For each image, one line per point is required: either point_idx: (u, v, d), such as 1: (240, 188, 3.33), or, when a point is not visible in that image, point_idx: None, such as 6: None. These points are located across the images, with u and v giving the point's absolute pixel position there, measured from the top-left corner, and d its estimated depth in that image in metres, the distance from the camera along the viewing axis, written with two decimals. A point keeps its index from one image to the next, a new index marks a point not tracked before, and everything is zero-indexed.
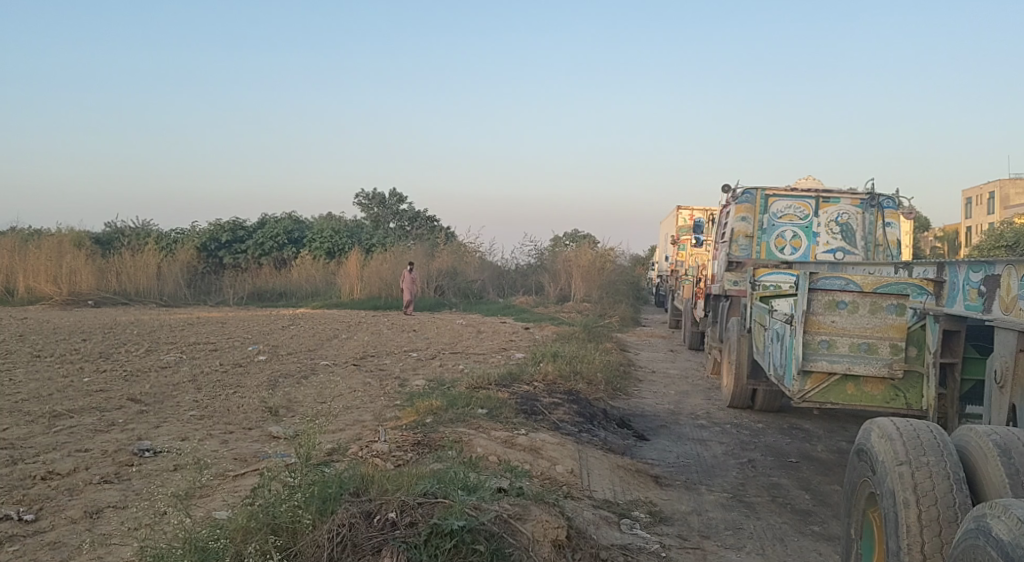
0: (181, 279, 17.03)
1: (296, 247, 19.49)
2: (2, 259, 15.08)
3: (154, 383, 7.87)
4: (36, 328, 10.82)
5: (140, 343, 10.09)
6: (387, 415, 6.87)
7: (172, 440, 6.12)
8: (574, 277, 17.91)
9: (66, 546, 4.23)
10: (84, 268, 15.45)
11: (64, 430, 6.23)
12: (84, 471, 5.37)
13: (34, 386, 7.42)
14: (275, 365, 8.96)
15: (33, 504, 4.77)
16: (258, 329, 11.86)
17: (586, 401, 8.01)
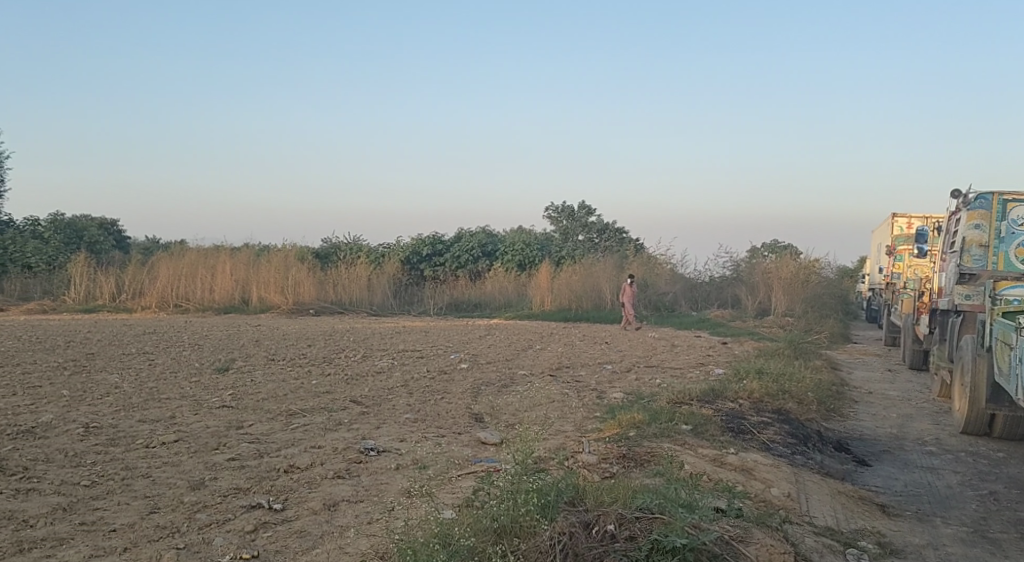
0: (388, 291, 18.14)
1: (490, 259, 20.16)
2: (240, 272, 16.86)
3: (372, 386, 8.39)
4: (268, 334, 11.97)
5: (356, 349, 10.84)
6: (590, 425, 6.89)
7: (392, 441, 6.45)
8: (776, 290, 17.13)
9: (310, 535, 4.57)
10: (307, 280, 16.92)
11: (300, 427, 6.80)
12: (319, 466, 5.83)
13: (271, 386, 8.18)
14: (478, 373, 9.27)
15: (280, 494, 5.23)
16: (459, 338, 12.37)
17: (797, 422, 7.61)
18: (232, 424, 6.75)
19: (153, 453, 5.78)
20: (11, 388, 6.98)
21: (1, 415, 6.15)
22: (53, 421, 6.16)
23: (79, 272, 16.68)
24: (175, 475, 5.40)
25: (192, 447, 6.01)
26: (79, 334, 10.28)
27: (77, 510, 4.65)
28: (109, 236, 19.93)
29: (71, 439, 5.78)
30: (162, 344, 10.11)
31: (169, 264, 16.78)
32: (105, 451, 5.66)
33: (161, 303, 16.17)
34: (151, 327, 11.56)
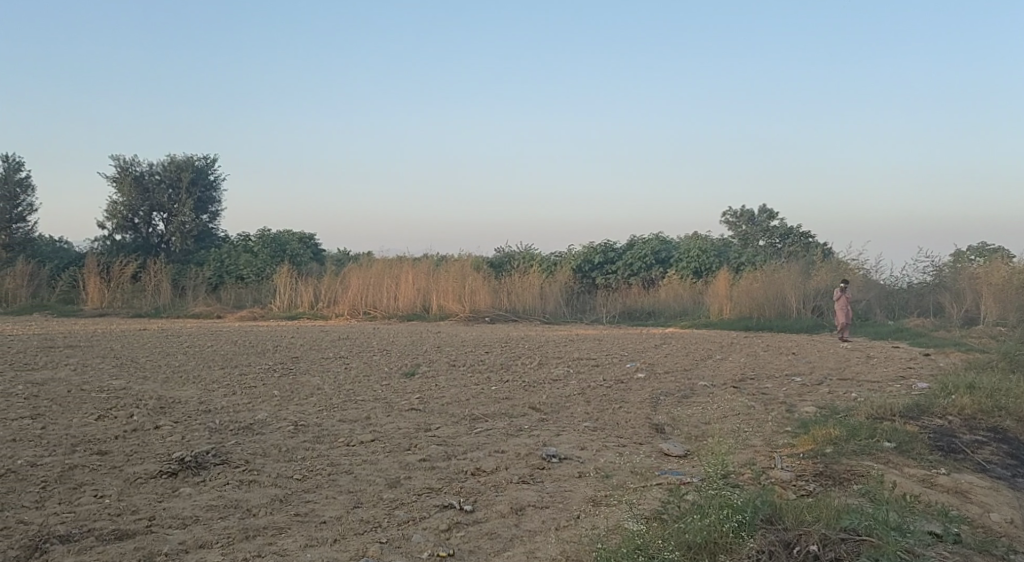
0: (561, 299, 18.31)
1: (664, 267, 19.85)
2: (421, 281, 17.68)
3: (551, 394, 8.45)
4: (449, 340, 12.45)
5: (532, 356, 11.03)
6: (781, 440, 6.59)
7: (573, 449, 6.10)
8: (985, 297, 15.62)
9: (501, 537, 4.31)
10: (482, 289, 17.46)
11: (483, 431, 6.62)
12: (504, 470, 5.48)
13: (454, 390, 8.45)
14: (656, 383, 9.11)
15: (469, 496, 4.92)
16: (634, 347, 12.25)
17: (1018, 442, 6.88)
18: (421, 426, 6.73)
19: (354, 450, 5.87)
20: (231, 388, 7.68)
21: (224, 412, 6.74)
22: (267, 418, 6.64)
23: (283, 283, 18.24)
24: (375, 473, 5.35)
25: (387, 447, 5.98)
26: (283, 339, 11.20)
27: (291, 501, 4.77)
28: (307, 248, 21.59)
29: (283, 436, 6.16)
30: (355, 349, 10.80)
31: (359, 275, 17.93)
32: (312, 448, 5.88)
33: (352, 311, 17.22)
34: (345, 334, 12.40)
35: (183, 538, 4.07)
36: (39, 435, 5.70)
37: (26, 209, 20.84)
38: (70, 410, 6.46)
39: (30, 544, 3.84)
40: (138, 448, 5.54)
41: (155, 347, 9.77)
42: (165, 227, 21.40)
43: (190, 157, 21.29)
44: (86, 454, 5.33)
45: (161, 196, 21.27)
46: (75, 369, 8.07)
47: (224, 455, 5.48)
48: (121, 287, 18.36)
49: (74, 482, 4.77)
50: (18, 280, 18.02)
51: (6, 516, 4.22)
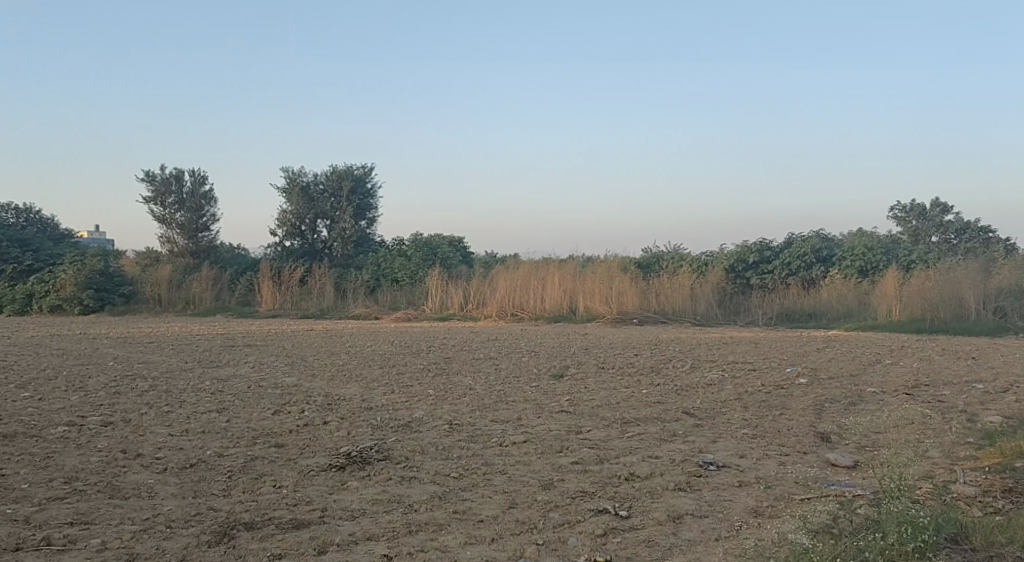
0: (713, 300, 17.83)
1: (824, 265, 18.86)
2: (568, 282, 17.74)
3: (704, 398, 8.21)
4: (598, 343, 12.40)
5: (684, 359, 10.78)
6: (963, 453, 6.08)
7: (731, 457, 5.89)
8: None
9: (659, 545, 4.22)
10: (630, 290, 17.28)
11: (635, 436, 6.50)
12: (659, 476, 5.38)
13: (604, 393, 8.39)
14: (818, 389, 8.65)
15: (624, 501, 4.87)
16: (792, 351, 11.71)
17: None
18: (572, 429, 6.70)
19: (507, 451, 5.94)
20: (389, 386, 8.02)
21: (385, 409, 7.05)
22: (424, 416, 6.87)
23: (435, 285, 18.89)
24: (528, 474, 5.39)
25: (539, 449, 6.01)
26: (436, 340, 11.58)
27: (450, 498, 4.86)
28: (457, 251, 22.21)
29: (439, 434, 6.34)
30: (505, 351, 10.98)
31: (507, 277, 18.26)
32: (467, 447, 6.00)
33: (500, 312, 17.51)
34: (495, 335, 12.63)
35: (352, 529, 4.26)
36: (224, 428, 6.19)
37: (209, 220, 22.66)
38: (250, 404, 6.98)
39: (219, 529, 4.15)
40: (309, 442, 5.89)
41: (320, 347, 10.36)
42: (328, 234, 22.68)
43: (350, 166, 22.41)
44: (264, 446, 5.73)
45: (324, 205, 22.56)
46: (251, 367, 8.70)
47: (386, 451, 5.71)
48: (289, 289, 19.63)
49: (255, 473, 5.14)
50: (202, 284, 19.65)
51: (199, 502, 4.60)
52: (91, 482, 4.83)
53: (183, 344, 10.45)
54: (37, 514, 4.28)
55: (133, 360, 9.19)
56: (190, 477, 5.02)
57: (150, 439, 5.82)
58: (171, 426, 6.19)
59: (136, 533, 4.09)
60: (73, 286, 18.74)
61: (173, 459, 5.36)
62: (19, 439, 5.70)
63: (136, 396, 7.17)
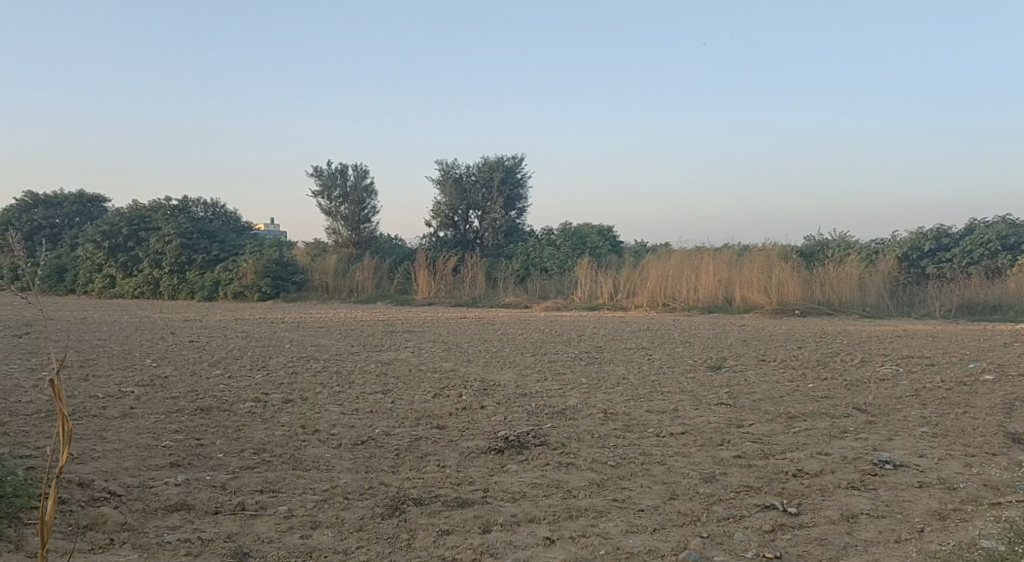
0: (884, 291, 16.80)
1: (1012, 253, 17.29)
2: (723, 272, 17.23)
3: (876, 394, 7.74)
4: (757, 334, 11.97)
5: (851, 353, 10.21)
6: None
7: (909, 457, 5.52)
8: None
9: (833, 544, 4.03)
10: (791, 280, 16.57)
11: (801, 432, 6.22)
12: (830, 474, 5.13)
13: (766, 386, 8.09)
14: (1008, 387, 7.93)
15: (792, 498, 4.68)
16: (976, 345, 10.80)
17: None
18: (733, 422, 6.51)
19: (665, 442, 5.86)
20: (543, 374, 8.13)
21: (540, 396, 7.15)
22: (579, 404, 6.90)
23: (584, 275, 18.91)
24: (688, 466, 5.30)
25: (699, 441, 5.89)
26: (588, 330, 11.59)
27: (608, 486, 4.86)
28: (607, 241, 22.27)
29: (595, 422, 6.35)
30: (659, 341, 10.83)
31: (659, 267, 17.98)
32: (624, 436, 5.97)
33: (652, 302, 17.28)
34: (648, 325, 12.49)
35: (514, 511, 4.35)
36: (390, 408, 6.50)
37: (371, 212, 23.85)
38: (413, 387, 7.29)
39: (391, 503, 4.37)
40: (469, 425, 6.07)
41: (475, 334, 10.65)
42: (479, 224, 23.25)
43: (501, 157, 22.95)
44: (427, 427, 5.96)
45: (476, 195, 23.14)
46: (412, 352, 9.08)
47: (544, 437, 5.79)
48: (444, 278, 20.28)
49: (420, 452, 5.37)
50: (364, 273, 20.68)
51: (370, 477, 4.86)
52: (276, 454, 5.25)
53: (350, 329, 11.05)
54: (232, 481, 4.70)
55: (305, 343, 9.83)
56: (362, 453, 5.32)
57: (325, 416, 6.22)
58: (342, 405, 6.59)
59: (318, 503, 4.40)
60: (253, 274, 20.28)
61: (346, 436, 5.70)
62: (212, 413, 6.26)
63: (310, 377, 7.67)
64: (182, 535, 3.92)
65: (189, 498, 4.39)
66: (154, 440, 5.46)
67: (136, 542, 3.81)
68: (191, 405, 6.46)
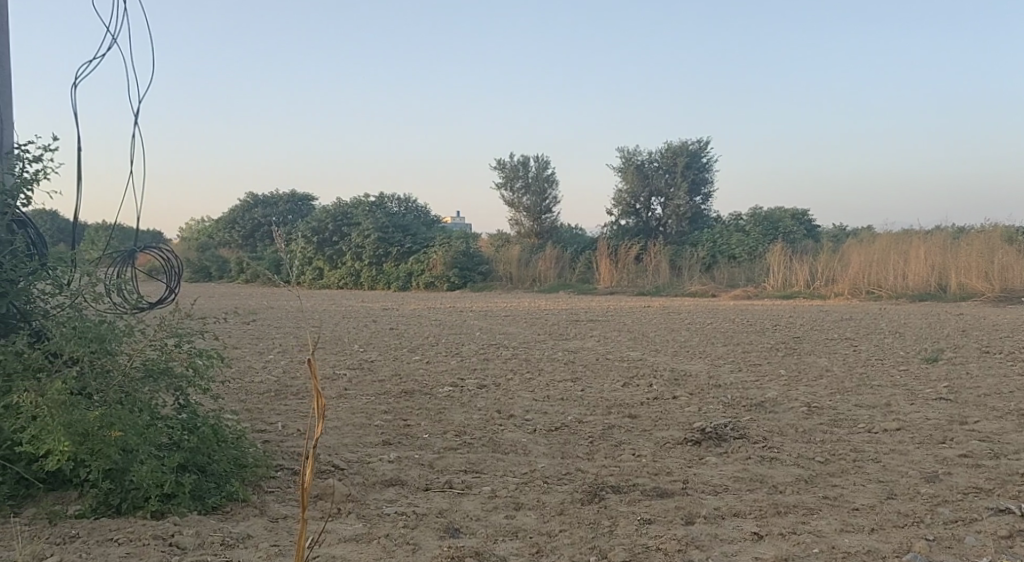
0: None
1: None
2: (935, 256, 15.88)
3: None
4: (976, 324, 10.90)
5: None
6: None
7: None
8: None
9: None
10: (1017, 263, 14.97)
11: None
12: None
13: (992, 380, 7.35)
14: None
15: None
16: None
17: None
18: (955, 419, 5.98)
19: (877, 439, 5.49)
20: (737, 364, 7.88)
21: (735, 387, 6.94)
22: (779, 397, 6.63)
23: (777, 263, 18.08)
24: (906, 464, 4.93)
25: (916, 438, 5.47)
26: (781, 319, 11.07)
27: (817, 483, 4.64)
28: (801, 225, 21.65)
29: (797, 416, 6.07)
30: (863, 331, 10.14)
31: (860, 252, 16.88)
32: (830, 431, 5.66)
33: (854, 290, 16.26)
34: (848, 314, 11.75)
35: (717, 504, 4.26)
36: (581, 396, 6.58)
37: (552, 202, 24.29)
38: (603, 375, 7.32)
39: (591, 490, 4.43)
40: (663, 415, 6.02)
41: (662, 324, 10.51)
42: (662, 211, 22.95)
43: (685, 141, 22.79)
44: (619, 416, 5.97)
45: (659, 181, 22.94)
46: (599, 341, 9.12)
47: (742, 430, 5.62)
48: (627, 267, 20.16)
49: (615, 440, 5.39)
50: (547, 262, 21.02)
51: (568, 463, 4.95)
52: (477, 437, 5.47)
53: (537, 318, 11.28)
54: (438, 460, 4.96)
55: (495, 331, 10.16)
56: (558, 439, 5.43)
57: (520, 401, 6.41)
58: (535, 391, 6.75)
59: (519, 486, 4.55)
60: (443, 265, 21.27)
61: (541, 421, 5.83)
62: (415, 396, 6.64)
63: (501, 363, 7.93)
64: (398, 508, 4.19)
65: (401, 475, 4.69)
66: (367, 419, 5.89)
67: (359, 512, 4.12)
68: (396, 388, 6.88)
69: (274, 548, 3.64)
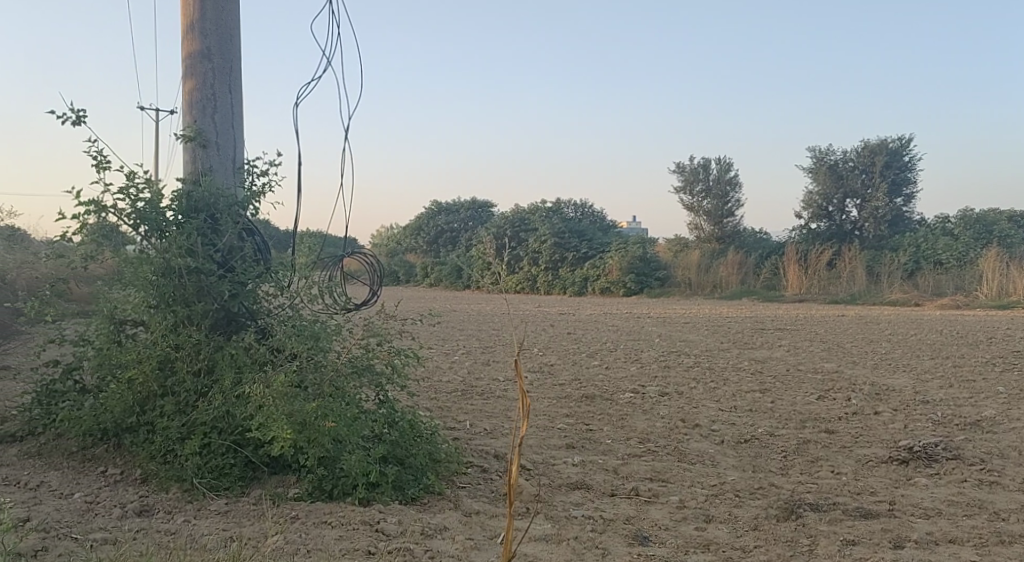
0: None
1: None
2: None
3: None
4: None
5: None
6: None
7: None
8: None
9: None
10: None
11: None
12: None
13: None
14: None
15: None
16: None
17: None
18: None
19: None
20: (946, 380, 7.23)
21: (945, 404, 6.37)
22: (998, 417, 6.00)
23: (991, 268, 16.44)
24: None
25: None
26: (999, 332, 10.00)
27: None
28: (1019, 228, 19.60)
29: (1021, 438, 5.47)
30: None
31: None
32: None
33: None
34: None
35: (930, 528, 3.93)
36: (771, 408, 6.31)
37: (735, 205, 23.59)
38: (794, 388, 6.98)
39: (786, 506, 4.24)
40: (863, 431, 5.64)
41: (857, 334, 9.84)
42: (858, 213, 21.56)
43: (884, 139, 21.38)
44: (815, 430, 5.67)
45: (855, 181, 21.63)
46: (787, 351, 8.70)
47: (955, 450, 5.15)
48: (818, 273, 19.15)
49: (811, 456, 5.12)
50: (729, 268, 20.35)
51: (760, 477, 4.77)
52: (662, 445, 5.40)
53: (719, 325, 10.96)
54: (624, 466, 4.95)
55: (675, 338, 9.98)
56: (747, 452, 5.24)
57: (706, 411, 6.25)
58: (721, 401, 6.55)
59: (709, 498, 4.43)
60: (619, 271, 21.18)
61: (729, 432, 5.66)
62: (597, 401, 6.66)
63: (683, 371, 7.77)
64: (587, 512, 4.23)
65: (587, 479, 4.73)
66: (550, 422, 5.98)
67: (549, 513, 4.19)
68: (578, 392, 6.94)
69: (470, 541, 3.79)
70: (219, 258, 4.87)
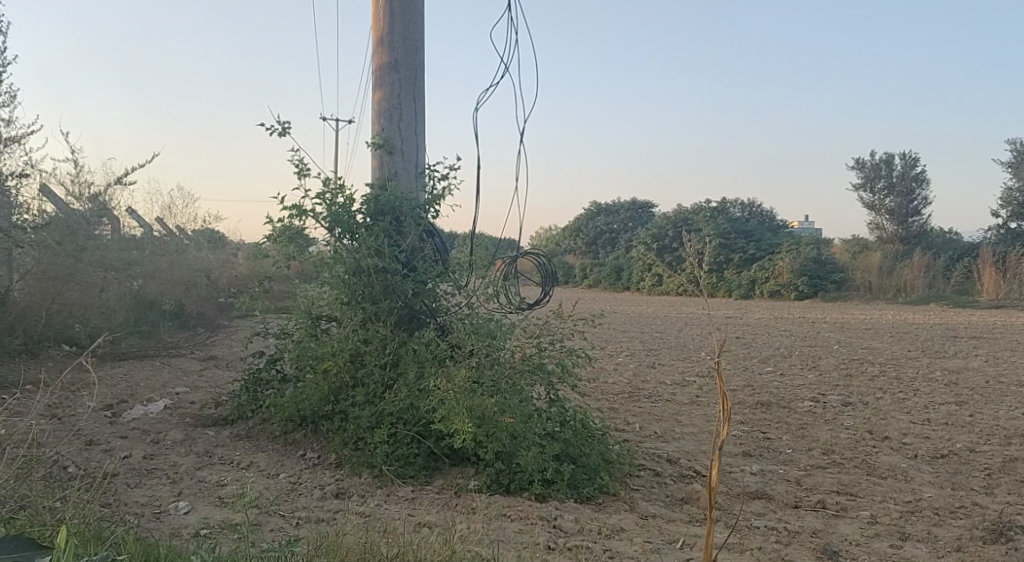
0: None
1: None
2: None
3: None
4: None
5: None
6: None
7: None
8: None
9: None
10: None
11: None
12: None
13: None
14: None
15: None
16: None
17: None
18: None
19: None
20: None
21: None
22: None
23: None
24: None
25: None
26: None
27: None
28: None
29: None
30: None
31: None
32: None
33: None
34: None
35: None
36: (970, 422, 5.81)
37: (921, 203, 22.06)
38: (996, 401, 6.39)
39: (994, 528, 3.90)
40: None
41: None
42: None
43: None
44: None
45: None
46: (986, 361, 7.97)
47: None
48: (1019, 276, 17.44)
49: (1020, 475, 4.67)
50: (913, 271, 18.94)
51: (961, 495, 4.41)
52: (847, 457, 5.12)
53: (904, 332, 10.20)
54: (807, 477, 4.74)
55: (855, 344, 9.40)
56: (945, 468, 4.86)
57: (894, 423, 5.85)
58: (911, 413, 6.11)
59: (904, 514, 4.15)
60: (790, 273, 20.24)
61: (923, 446, 5.27)
62: (773, 408, 6.40)
63: (867, 380, 7.31)
64: (769, 522, 4.08)
65: (768, 488, 4.56)
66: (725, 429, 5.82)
67: (729, 522, 4.08)
68: (752, 399, 6.70)
69: (649, 543, 3.77)
70: (403, 257, 5.13)
